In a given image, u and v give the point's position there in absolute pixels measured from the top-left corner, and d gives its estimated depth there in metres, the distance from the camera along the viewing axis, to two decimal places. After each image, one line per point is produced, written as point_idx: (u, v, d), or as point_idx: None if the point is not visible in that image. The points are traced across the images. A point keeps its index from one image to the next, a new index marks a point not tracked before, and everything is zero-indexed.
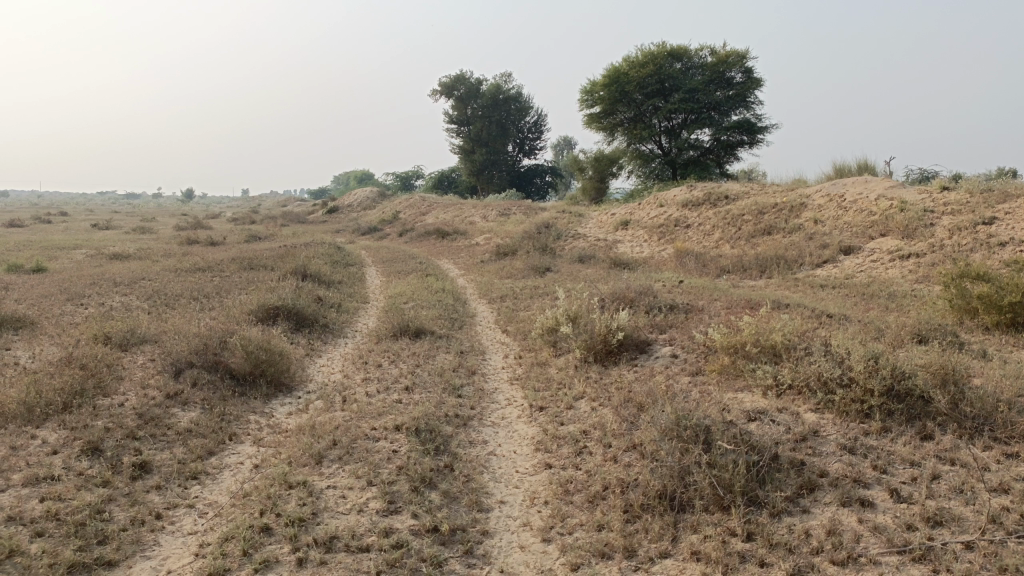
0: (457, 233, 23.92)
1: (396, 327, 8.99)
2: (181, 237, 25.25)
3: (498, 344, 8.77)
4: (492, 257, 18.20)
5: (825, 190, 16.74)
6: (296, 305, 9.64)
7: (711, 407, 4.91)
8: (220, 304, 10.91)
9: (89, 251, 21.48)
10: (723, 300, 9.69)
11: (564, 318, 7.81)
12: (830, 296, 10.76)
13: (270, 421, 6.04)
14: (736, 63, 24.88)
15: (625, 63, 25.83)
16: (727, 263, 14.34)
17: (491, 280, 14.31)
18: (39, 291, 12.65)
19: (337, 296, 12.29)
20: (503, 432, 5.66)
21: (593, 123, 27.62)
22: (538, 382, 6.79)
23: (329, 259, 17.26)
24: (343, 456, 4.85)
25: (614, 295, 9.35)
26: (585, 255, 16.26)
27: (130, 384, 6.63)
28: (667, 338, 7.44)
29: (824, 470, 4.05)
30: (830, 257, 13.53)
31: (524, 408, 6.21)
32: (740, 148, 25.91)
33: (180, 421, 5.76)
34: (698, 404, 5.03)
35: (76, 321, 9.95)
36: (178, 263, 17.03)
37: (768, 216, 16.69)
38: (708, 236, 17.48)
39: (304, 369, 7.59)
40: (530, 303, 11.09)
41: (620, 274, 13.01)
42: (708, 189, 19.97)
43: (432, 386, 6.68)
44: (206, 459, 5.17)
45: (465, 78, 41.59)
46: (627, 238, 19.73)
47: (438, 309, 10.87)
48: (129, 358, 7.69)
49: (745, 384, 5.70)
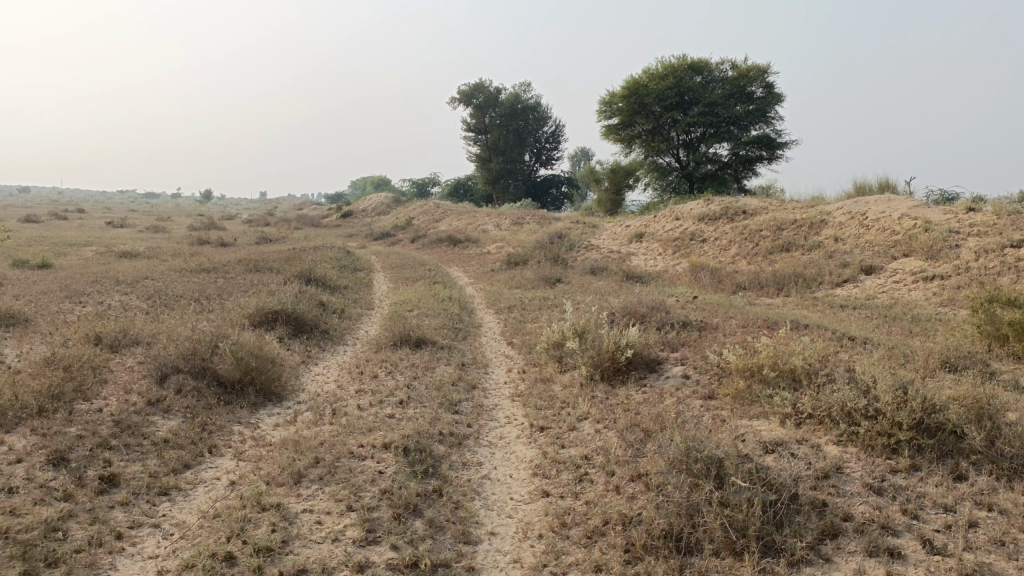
0: (469, 241, 23.64)
1: (396, 336, 8.66)
2: (192, 237, 25.09)
3: (502, 358, 8.41)
4: (502, 266, 17.89)
5: (846, 207, 16.29)
6: (295, 309, 9.34)
7: (724, 436, 4.54)
8: (220, 306, 10.62)
9: (99, 248, 21.39)
10: (739, 318, 9.29)
11: (571, 333, 7.43)
12: (850, 317, 10.33)
13: (254, 432, 5.71)
14: (757, 77, 24.45)
15: (644, 74, 25.49)
16: (744, 279, 13.93)
17: (501, 289, 13.99)
18: (40, 287, 12.46)
19: (340, 302, 11.99)
20: (499, 454, 5.29)
21: (611, 135, 27.30)
22: (540, 399, 6.43)
23: (336, 263, 17.00)
24: (324, 477, 4.50)
25: (624, 309, 8.98)
26: (597, 267, 15.90)
27: (113, 388, 6.33)
28: (678, 357, 7.06)
29: (848, 513, 3.66)
30: (850, 276, 13.10)
31: (524, 428, 5.85)
32: (759, 163, 25.47)
33: (158, 431, 5.44)
34: (709, 431, 4.67)
35: (71, 319, 9.70)
36: (184, 263, 16.81)
37: (786, 232, 16.26)
38: (724, 251, 17.06)
39: (297, 378, 7.27)
40: (538, 314, 10.74)
41: (633, 288, 12.62)
42: (726, 203, 19.56)
43: (428, 400, 6.33)
44: (180, 473, 4.84)
45: (484, 87, 41.38)
46: (641, 250, 19.34)
47: (443, 318, 10.54)
48: (118, 361, 7.39)
49: (762, 411, 5.31)
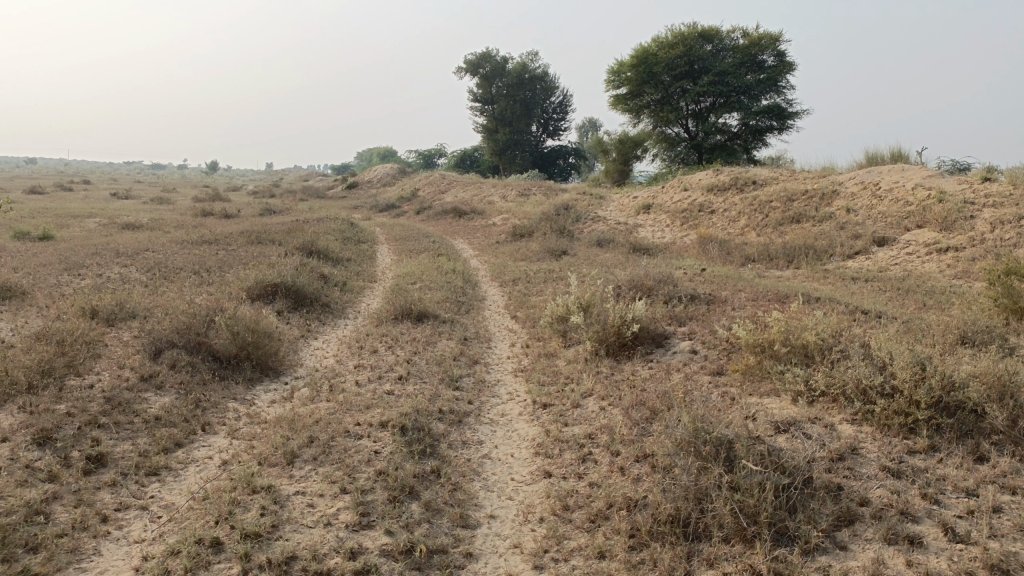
0: (475, 212, 23.37)
1: (398, 310, 8.47)
2: (196, 208, 24.85)
3: (506, 332, 8.22)
4: (508, 238, 17.65)
5: (859, 177, 15.94)
6: (295, 282, 9.15)
7: (733, 415, 4.36)
8: (220, 278, 10.45)
9: (102, 220, 21.23)
10: (749, 292, 9.06)
11: (576, 307, 7.23)
12: (862, 291, 10.09)
13: (249, 409, 5.56)
14: (768, 45, 23.87)
15: (653, 43, 24.94)
16: (753, 251, 13.67)
17: (506, 262, 13.77)
18: (40, 259, 12.30)
19: (343, 274, 11.80)
20: (501, 432, 5.12)
21: (619, 105, 26.84)
22: (544, 375, 6.26)
23: (340, 235, 16.79)
24: (318, 457, 4.34)
25: (631, 282, 8.75)
26: (604, 238, 15.64)
27: (106, 363, 6.17)
28: (686, 332, 6.86)
29: (865, 498, 3.48)
30: (862, 248, 12.82)
31: (527, 404, 5.67)
32: (769, 133, 24.99)
33: (150, 408, 5.29)
34: (719, 411, 4.49)
35: (69, 292, 9.55)
36: (186, 235, 16.64)
37: (797, 203, 15.93)
38: (733, 222, 16.77)
39: (296, 353, 7.10)
40: (543, 287, 10.53)
41: (640, 261, 12.39)
42: (735, 173, 19.20)
43: (428, 376, 6.17)
44: (171, 452, 4.70)
45: (491, 56, 40.71)
46: (648, 222, 19.05)
47: (446, 291, 10.34)
48: (113, 335, 7.24)
49: (773, 388, 5.12)
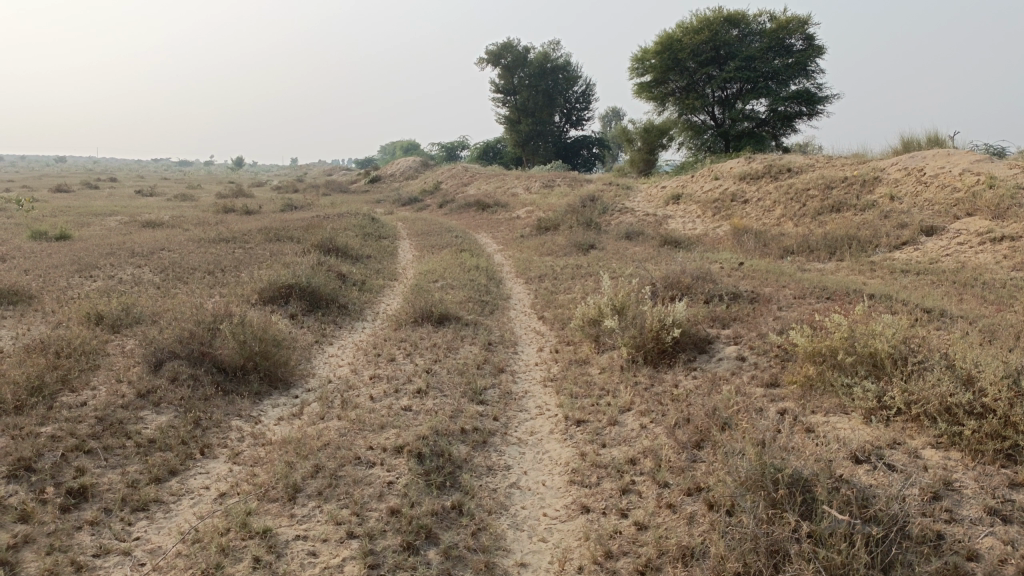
0: (498, 205, 22.80)
1: (417, 312, 7.94)
2: (217, 205, 24.58)
3: (532, 335, 7.67)
4: (533, 232, 17.07)
5: (902, 162, 15.10)
6: (310, 283, 8.68)
7: (800, 444, 3.79)
8: (233, 279, 10.02)
9: (123, 217, 21.05)
10: (793, 289, 8.39)
11: (609, 308, 6.64)
12: (913, 285, 9.37)
13: (254, 428, 5.07)
14: (797, 29, 22.86)
15: (678, 28, 24.15)
16: (791, 243, 12.97)
17: (530, 257, 13.21)
18: (52, 260, 11.98)
19: (361, 273, 11.32)
20: (531, 455, 4.58)
21: (643, 92, 26.14)
22: (576, 387, 5.69)
23: (360, 231, 16.32)
24: (323, 492, 3.82)
25: (666, 280, 8.14)
26: (633, 230, 15.01)
27: (104, 377, 5.72)
28: (731, 336, 6.25)
29: (975, 551, 2.87)
30: (910, 238, 12.06)
31: (559, 421, 5.12)
32: (799, 119, 24.03)
33: (145, 428, 4.82)
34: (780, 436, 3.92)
35: (77, 295, 9.18)
36: (204, 232, 16.30)
37: (836, 190, 15.14)
38: (768, 212, 16.04)
39: (308, 362, 6.61)
40: (572, 285, 9.96)
41: (673, 254, 11.74)
42: (769, 160, 18.42)
43: (450, 389, 5.64)
44: (164, 482, 4.23)
45: (513, 46, 39.97)
46: (678, 213, 18.37)
47: (468, 290, 9.80)
48: (116, 344, 6.81)
49: (839, 404, 4.50)
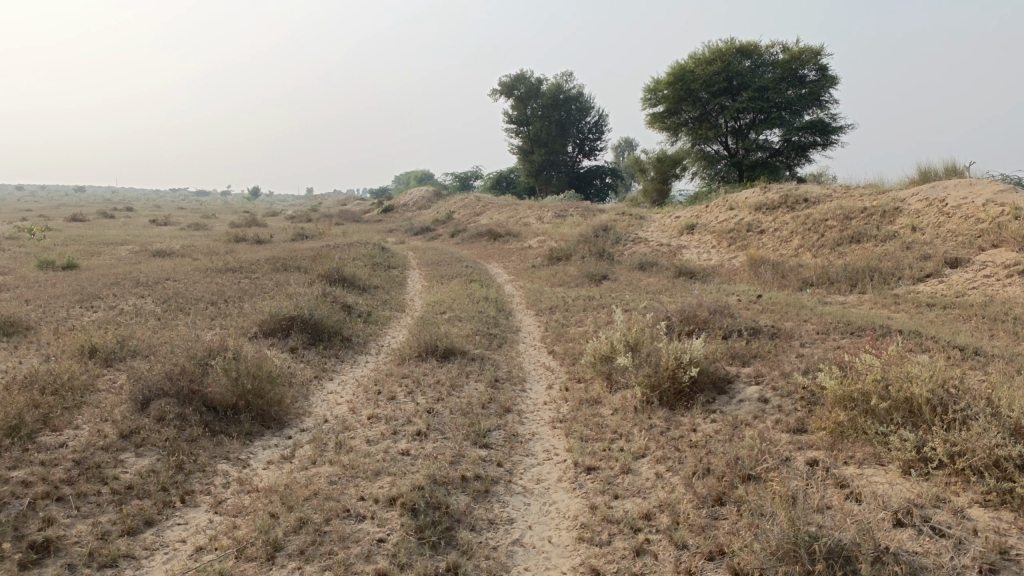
0: (510, 235, 22.56)
1: (422, 347, 7.62)
2: (229, 234, 24.49)
3: (541, 371, 7.32)
4: (544, 262, 16.79)
5: (922, 192, 14.72)
6: (312, 314, 8.40)
7: (831, 508, 3.43)
8: (235, 311, 9.75)
9: (134, 246, 20.99)
10: (815, 323, 8.01)
11: (622, 345, 6.30)
12: (940, 320, 8.97)
13: (241, 473, 4.74)
14: (810, 60, 22.67)
15: (691, 59, 24.07)
16: (810, 274, 12.60)
17: (542, 288, 12.90)
18: (55, 290, 11.79)
19: (367, 304, 11.05)
20: (536, 506, 4.22)
21: (656, 123, 25.98)
22: (587, 429, 5.34)
23: (369, 260, 16.10)
24: (305, 550, 3.48)
25: (682, 313, 7.78)
26: (646, 261, 14.69)
27: (88, 415, 5.43)
28: (752, 376, 5.88)
29: None
30: (933, 270, 11.66)
31: (568, 467, 4.76)
32: (813, 149, 23.72)
33: (125, 473, 4.51)
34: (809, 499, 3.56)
35: (74, 326, 8.95)
36: (212, 262, 16.12)
37: (855, 221, 14.77)
38: (786, 243, 15.68)
39: (305, 399, 6.30)
40: (584, 317, 9.62)
41: (689, 286, 11.40)
42: (785, 190, 18.10)
43: (452, 431, 5.30)
44: (139, 534, 3.91)
45: (526, 78, 40.11)
46: (693, 243, 18.05)
47: (476, 323, 9.48)
48: (106, 380, 6.53)
49: (874, 455, 4.12)
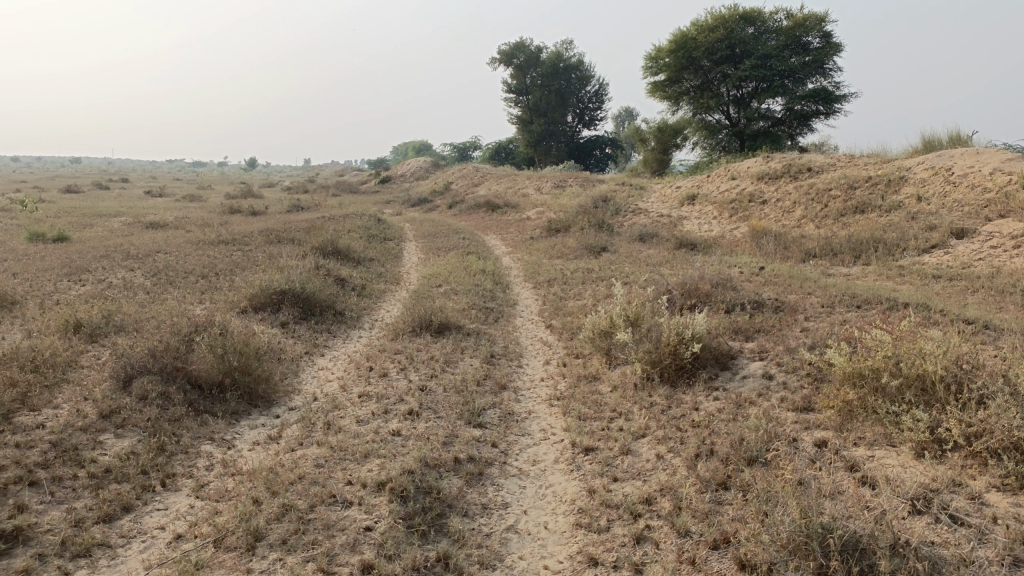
0: (509, 206, 22.26)
1: (416, 321, 7.42)
2: (225, 205, 24.19)
3: (538, 346, 7.12)
4: (543, 233, 16.53)
5: (928, 161, 14.42)
6: (304, 288, 8.18)
7: (842, 497, 3.25)
8: (227, 284, 9.54)
9: (127, 218, 20.68)
10: (820, 296, 7.80)
11: (622, 319, 6.09)
12: (946, 292, 8.76)
13: (226, 454, 4.56)
14: (814, 26, 22.15)
15: (693, 26, 23.55)
16: (814, 246, 12.37)
17: (541, 260, 12.67)
18: (44, 263, 11.55)
19: (363, 277, 10.83)
20: (532, 489, 4.05)
21: (657, 92, 25.53)
22: (585, 408, 5.15)
23: (365, 232, 15.84)
24: (287, 540, 3.31)
25: (683, 286, 7.56)
26: (647, 232, 14.43)
27: (69, 394, 5.24)
28: (756, 351, 5.68)
29: None
30: (939, 241, 11.43)
31: (565, 447, 4.58)
32: (816, 117, 23.35)
33: (103, 455, 4.33)
34: (817, 486, 3.38)
35: (62, 301, 8.73)
36: (205, 234, 15.86)
37: (860, 191, 14.48)
38: (788, 213, 15.42)
39: (295, 376, 6.11)
40: (583, 291, 9.40)
41: (690, 258, 11.17)
42: (788, 160, 17.77)
43: (446, 409, 5.11)
44: (116, 520, 3.74)
45: (524, 46, 39.41)
46: (694, 214, 17.78)
47: (472, 296, 9.27)
48: (90, 357, 6.33)
49: (885, 436, 3.93)
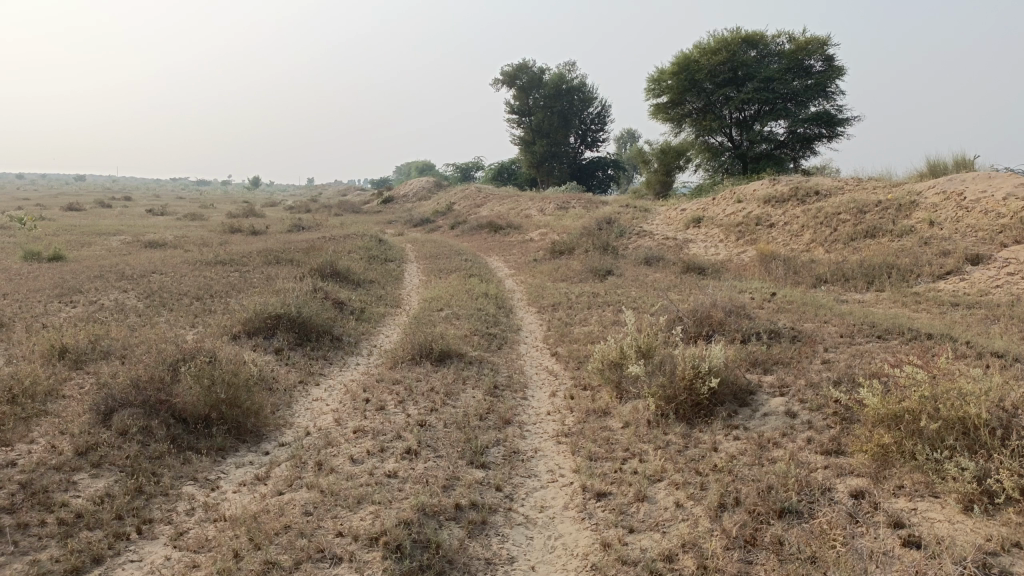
0: (511, 227, 22.00)
1: (416, 349, 7.09)
2: (225, 224, 23.95)
3: (544, 376, 6.79)
4: (547, 256, 16.23)
5: (939, 185, 14.14)
6: (300, 312, 7.86)
7: (885, 561, 2.92)
8: (221, 307, 9.22)
9: (126, 237, 20.39)
10: (838, 325, 7.46)
11: (633, 351, 5.77)
12: (965, 321, 8.42)
13: (209, 496, 4.23)
14: (817, 50, 22.00)
15: (696, 49, 23.45)
16: (825, 271, 12.07)
17: (544, 283, 12.36)
18: (35, 283, 11.24)
19: (361, 299, 10.52)
20: (540, 540, 3.71)
21: (660, 114, 25.38)
22: (596, 447, 4.82)
23: (366, 253, 15.55)
24: None
25: (695, 314, 7.24)
26: (653, 255, 14.13)
27: (44, 428, 4.90)
28: (776, 386, 5.36)
29: None
30: (954, 267, 11.11)
31: (576, 491, 4.25)
32: (819, 141, 23.15)
33: (75, 498, 3.99)
34: (858, 551, 3.04)
35: (49, 324, 8.41)
36: (202, 254, 15.59)
37: (870, 214, 14.21)
38: (796, 237, 15.12)
39: (287, 407, 5.78)
40: (588, 316, 9.08)
41: (699, 283, 10.85)
42: (795, 182, 17.52)
43: (447, 447, 4.78)
44: (84, 574, 3.40)
45: (528, 68, 39.42)
46: (699, 237, 17.50)
47: (474, 321, 8.96)
48: (73, 385, 6.01)
49: (927, 486, 3.58)
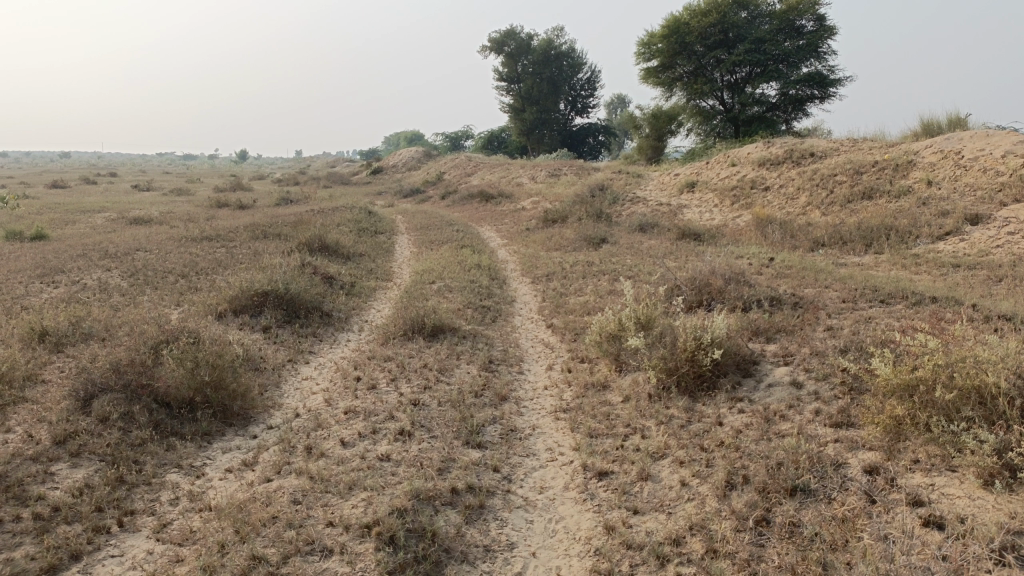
0: (502, 196, 21.69)
1: (407, 324, 6.88)
2: (211, 199, 23.51)
3: (540, 349, 6.61)
4: (539, 224, 15.99)
5: (936, 145, 13.90)
6: (288, 288, 7.64)
7: (906, 543, 2.76)
8: (208, 285, 8.98)
9: (111, 214, 20.01)
10: (840, 290, 7.28)
11: (631, 322, 5.58)
12: (967, 283, 8.26)
13: (195, 484, 4.05)
14: (808, 9, 21.51)
15: (686, 11, 22.92)
16: (822, 234, 11.91)
17: (537, 253, 12.15)
18: (17, 264, 10.96)
19: (351, 274, 10.29)
20: (541, 524, 3.55)
21: (650, 78, 24.94)
22: (597, 422, 4.65)
23: (355, 226, 15.25)
24: None
25: (693, 282, 7.06)
26: (647, 222, 13.91)
27: (21, 416, 4.70)
28: (780, 355, 5.18)
29: None
30: (953, 227, 10.93)
31: (576, 469, 4.09)
32: (811, 102, 22.81)
33: (52, 491, 3.80)
34: (877, 535, 2.88)
35: (30, 306, 8.17)
36: (189, 230, 15.28)
37: (867, 175, 13.99)
38: (792, 200, 14.91)
39: (275, 388, 5.59)
40: (584, 286, 8.88)
41: (695, 249, 10.65)
42: (790, 145, 17.25)
43: (442, 427, 4.61)
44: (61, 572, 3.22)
45: (515, 33, 38.66)
46: (694, 202, 17.26)
47: (467, 294, 8.75)
48: (53, 369, 5.79)
49: (944, 460, 3.41)
